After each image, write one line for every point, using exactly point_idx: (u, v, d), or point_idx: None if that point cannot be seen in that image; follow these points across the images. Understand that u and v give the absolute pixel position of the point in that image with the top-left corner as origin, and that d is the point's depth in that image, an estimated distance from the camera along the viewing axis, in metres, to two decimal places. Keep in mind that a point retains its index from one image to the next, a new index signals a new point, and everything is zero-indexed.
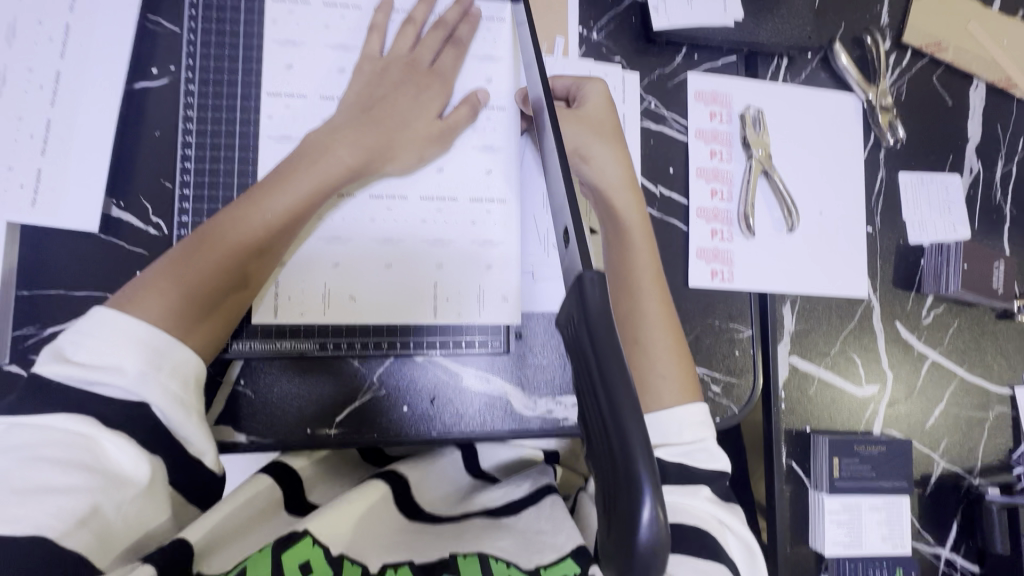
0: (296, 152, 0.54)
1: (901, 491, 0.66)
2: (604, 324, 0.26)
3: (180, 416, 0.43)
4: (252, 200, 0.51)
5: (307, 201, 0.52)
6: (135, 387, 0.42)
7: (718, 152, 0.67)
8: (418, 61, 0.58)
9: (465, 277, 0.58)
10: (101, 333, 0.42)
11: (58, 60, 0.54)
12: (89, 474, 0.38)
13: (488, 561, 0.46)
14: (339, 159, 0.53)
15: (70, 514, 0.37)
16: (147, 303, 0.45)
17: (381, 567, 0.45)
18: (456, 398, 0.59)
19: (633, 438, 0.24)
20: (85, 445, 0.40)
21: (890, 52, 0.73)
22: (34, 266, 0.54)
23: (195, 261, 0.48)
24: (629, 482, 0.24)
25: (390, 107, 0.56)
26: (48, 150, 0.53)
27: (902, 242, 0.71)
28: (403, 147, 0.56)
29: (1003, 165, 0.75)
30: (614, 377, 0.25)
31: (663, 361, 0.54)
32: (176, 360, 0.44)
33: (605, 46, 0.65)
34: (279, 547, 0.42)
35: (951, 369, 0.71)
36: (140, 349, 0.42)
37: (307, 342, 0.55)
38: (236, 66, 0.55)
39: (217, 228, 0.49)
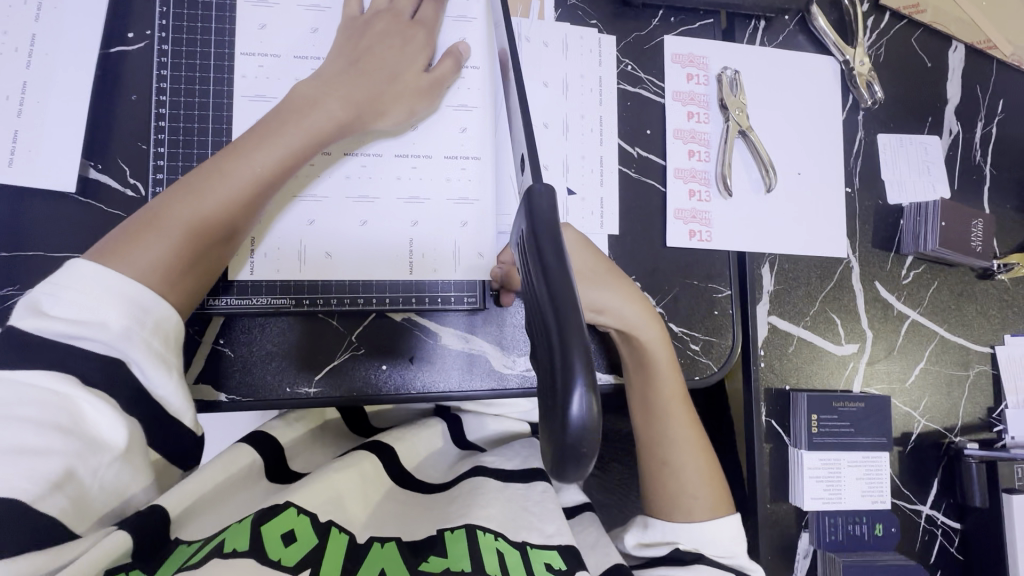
0: (282, 104, 0.52)
1: (880, 447, 0.67)
2: (551, 235, 0.30)
3: (161, 373, 0.42)
4: (237, 152, 0.49)
5: (294, 158, 0.51)
6: (117, 343, 0.40)
7: (696, 114, 0.67)
8: (400, 12, 0.58)
9: (441, 234, 0.58)
10: (78, 285, 0.40)
11: (33, 23, 0.55)
12: (65, 436, 0.37)
13: (475, 533, 0.47)
14: (328, 112, 0.52)
15: (43, 477, 0.36)
16: (133, 257, 0.43)
17: (368, 539, 0.47)
18: (435, 358, 0.60)
19: (571, 337, 0.26)
20: (61, 405, 0.38)
21: (868, 14, 0.73)
22: (13, 227, 0.54)
23: (182, 215, 0.46)
24: (564, 376, 0.26)
25: (380, 60, 0.56)
26: (24, 112, 0.54)
27: (881, 202, 0.71)
28: (391, 101, 0.56)
29: (983, 126, 0.75)
30: (559, 284, 0.27)
31: (694, 477, 0.56)
32: (159, 317, 0.42)
33: (581, 9, 0.65)
34: (260, 519, 0.43)
35: (932, 329, 0.71)
36: (121, 301, 0.41)
37: (283, 298, 0.56)
38: (209, 25, 0.56)
39: (202, 179, 0.48)
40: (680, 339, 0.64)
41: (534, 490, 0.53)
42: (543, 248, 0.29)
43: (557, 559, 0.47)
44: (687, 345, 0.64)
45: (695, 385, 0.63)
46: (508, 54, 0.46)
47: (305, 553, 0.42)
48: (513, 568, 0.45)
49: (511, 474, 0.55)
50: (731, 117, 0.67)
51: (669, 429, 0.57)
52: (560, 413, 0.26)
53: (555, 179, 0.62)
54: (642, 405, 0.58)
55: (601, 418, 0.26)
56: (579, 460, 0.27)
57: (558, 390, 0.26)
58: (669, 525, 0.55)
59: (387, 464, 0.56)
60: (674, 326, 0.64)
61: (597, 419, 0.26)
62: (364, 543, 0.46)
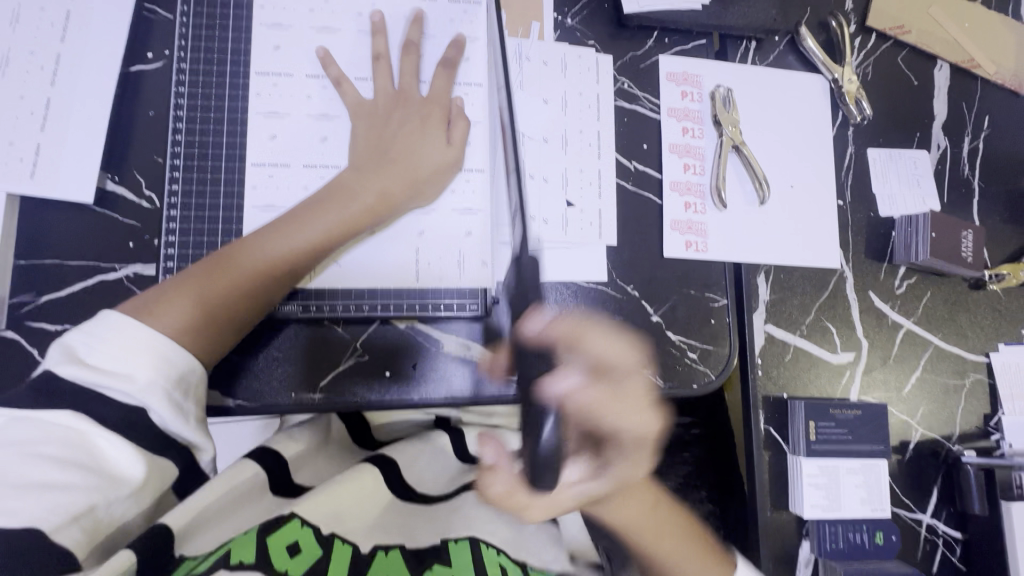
0: (328, 189, 0.57)
1: (878, 454, 0.67)
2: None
3: (178, 421, 0.44)
4: (279, 230, 0.54)
5: (326, 241, 0.55)
6: (137, 394, 0.42)
7: (690, 129, 0.70)
8: (414, 95, 0.61)
9: (443, 245, 0.60)
10: (116, 338, 0.43)
11: (59, 44, 0.57)
12: (88, 472, 0.39)
13: (478, 546, 0.50)
14: (361, 200, 0.57)
15: (66, 510, 0.38)
16: (164, 314, 0.46)
17: (370, 548, 0.48)
18: (436, 366, 0.61)
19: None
20: (81, 443, 0.40)
21: (855, 36, 0.76)
22: (32, 237, 0.56)
23: (215, 280, 0.50)
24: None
25: (406, 146, 0.59)
26: (47, 126, 0.56)
27: (872, 214, 0.73)
28: (426, 185, 0.60)
29: (970, 141, 0.78)
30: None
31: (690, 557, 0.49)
32: (182, 370, 0.45)
33: (579, 31, 0.68)
34: (264, 532, 0.45)
35: (926, 337, 0.72)
36: (149, 360, 0.43)
37: (291, 305, 0.57)
38: (226, 46, 0.59)
39: (241, 249, 0.52)
40: (678, 348, 0.65)
41: None
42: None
43: None
44: (685, 353, 0.65)
45: (694, 392, 0.64)
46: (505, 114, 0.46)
47: (311, 563, 0.45)
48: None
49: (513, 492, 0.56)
50: (725, 133, 0.69)
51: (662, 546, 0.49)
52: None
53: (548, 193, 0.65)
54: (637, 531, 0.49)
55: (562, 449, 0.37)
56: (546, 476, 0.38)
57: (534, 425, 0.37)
58: None
59: (389, 476, 0.56)
60: (673, 335, 0.65)
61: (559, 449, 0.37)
62: (367, 553, 0.48)
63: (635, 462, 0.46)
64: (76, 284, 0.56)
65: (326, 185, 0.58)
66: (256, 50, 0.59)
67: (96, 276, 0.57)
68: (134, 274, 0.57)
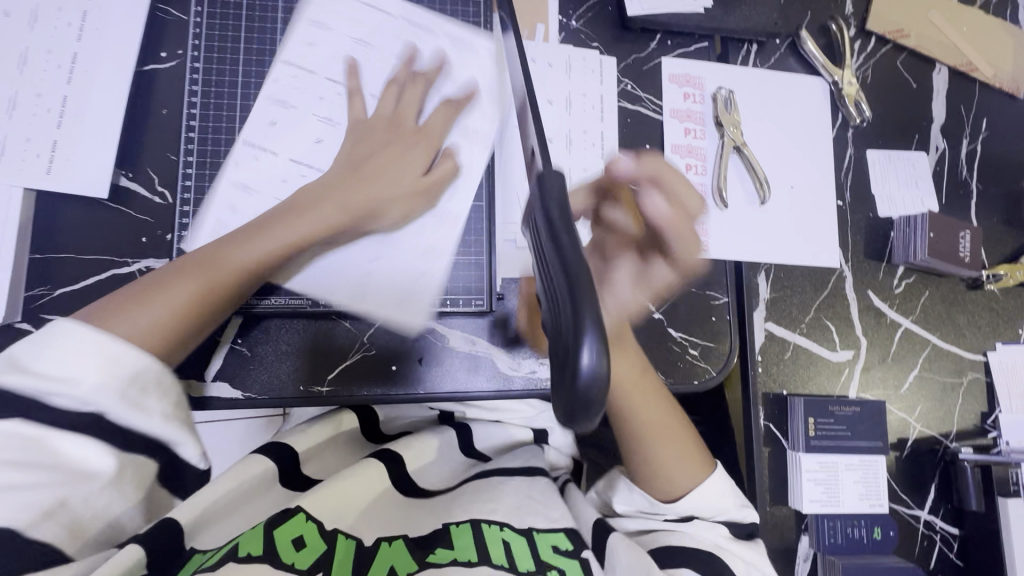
0: (293, 200, 0.56)
1: (875, 451, 0.68)
2: (557, 203, 0.31)
3: (138, 415, 0.43)
4: (238, 238, 0.53)
5: (286, 248, 0.54)
6: (89, 397, 0.41)
7: (692, 130, 0.71)
8: (403, 120, 0.61)
9: (443, 246, 0.60)
10: (60, 345, 0.42)
11: (75, 42, 0.59)
12: (54, 471, 0.40)
13: (479, 527, 0.50)
14: (324, 214, 0.56)
15: (36, 507, 0.39)
16: (113, 325, 0.46)
17: (375, 540, 0.50)
18: (442, 360, 0.62)
19: (583, 288, 0.27)
20: (43, 446, 0.40)
21: (855, 39, 0.77)
22: (48, 232, 0.58)
23: (166, 289, 0.49)
24: (576, 330, 0.27)
25: (380, 166, 0.59)
26: (63, 123, 0.57)
27: (871, 215, 0.74)
28: (394, 204, 0.58)
29: (968, 143, 0.79)
30: (562, 232, 0.30)
31: (678, 460, 0.56)
32: (132, 370, 0.43)
33: (583, 33, 0.70)
34: (272, 524, 0.46)
35: (924, 336, 0.73)
36: (96, 363, 0.42)
37: (301, 300, 0.58)
38: (239, 47, 0.61)
39: (201, 257, 0.51)
40: (679, 345, 0.66)
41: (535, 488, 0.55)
42: (562, 237, 0.29)
43: (564, 540, 0.50)
44: (686, 350, 0.66)
45: (695, 389, 0.64)
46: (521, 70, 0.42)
47: (316, 557, 0.46)
48: (518, 557, 0.48)
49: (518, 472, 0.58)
50: (726, 134, 0.70)
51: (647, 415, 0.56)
52: (570, 364, 0.27)
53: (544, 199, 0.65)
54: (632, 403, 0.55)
55: (610, 374, 0.27)
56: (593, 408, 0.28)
57: (570, 346, 0.27)
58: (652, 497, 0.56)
59: (394, 472, 0.57)
60: (674, 332, 0.66)
61: (606, 376, 0.27)
62: (371, 544, 0.49)
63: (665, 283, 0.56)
64: (90, 277, 0.58)
65: (292, 197, 0.57)
66: (268, 52, 0.61)
67: (109, 270, 0.58)
68: (147, 268, 0.59)
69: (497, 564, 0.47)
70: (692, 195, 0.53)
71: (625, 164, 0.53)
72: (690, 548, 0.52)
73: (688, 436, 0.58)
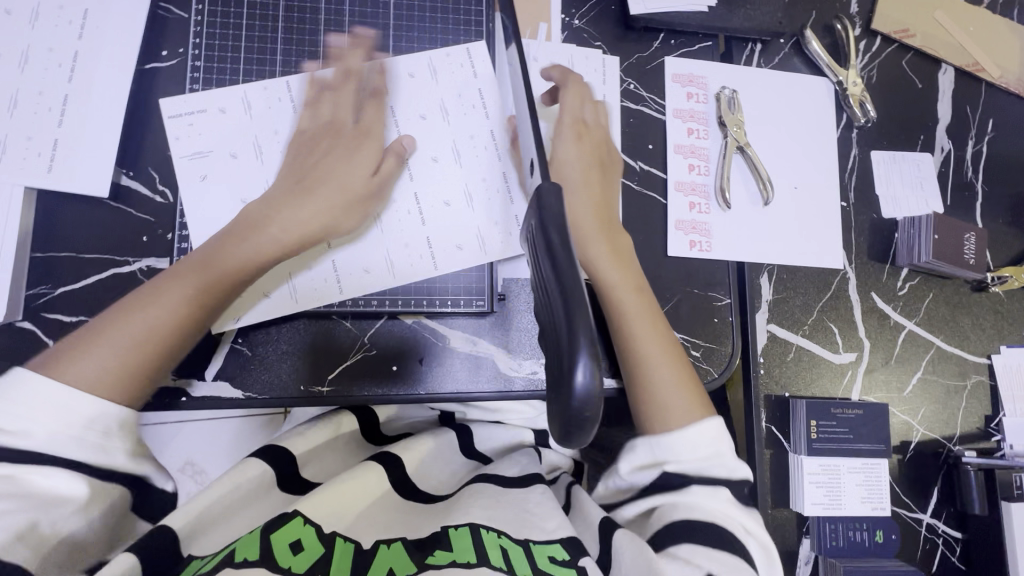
0: (242, 217, 0.55)
1: (879, 455, 0.68)
2: (552, 212, 0.31)
3: (104, 459, 0.44)
4: (184, 269, 0.51)
5: (246, 266, 0.53)
6: (44, 444, 0.42)
7: (695, 130, 0.70)
8: (342, 122, 0.60)
9: (442, 248, 0.60)
10: (19, 397, 0.42)
11: (76, 41, 0.59)
12: (22, 500, 0.40)
13: (478, 531, 0.48)
14: (279, 230, 0.55)
15: (8, 532, 0.39)
16: (76, 367, 0.45)
17: (374, 543, 0.49)
18: (443, 359, 0.62)
19: (575, 295, 0.27)
20: (8, 479, 0.40)
21: (860, 39, 0.77)
22: (49, 230, 0.58)
23: (124, 324, 0.48)
24: (570, 340, 0.26)
25: (324, 170, 0.58)
26: (64, 121, 0.57)
27: (875, 216, 0.74)
28: (348, 212, 0.57)
29: (974, 144, 0.78)
30: (557, 241, 0.29)
31: (664, 368, 0.56)
32: (95, 418, 0.44)
33: (586, 32, 0.69)
34: (268, 530, 0.45)
35: (928, 338, 0.73)
36: (49, 414, 0.43)
37: (302, 300, 0.59)
38: (240, 46, 0.61)
39: (144, 293, 0.50)
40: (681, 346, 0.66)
41: (534, 495, 0.55)
42: (558, 253, 0.29)
43: (561, 551, 0.47)
44: (689, 352, 0.65)
45: None
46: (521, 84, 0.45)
47: (314, 561, 0.45)
48: (518, 560, 0.46)
49: (515, 480, 0.57)
50: (729, 135, 0.69)
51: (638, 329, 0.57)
52: (565, 374, 0.26)
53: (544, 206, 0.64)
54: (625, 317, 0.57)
55: (604, 393, 0.26)
56: (586, 428, 0.27)
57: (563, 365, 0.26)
58: (653, 444, 0.54)
59: (392, 475, 0.57)
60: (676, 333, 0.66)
61: (600, 396, 0.26)
62: (370, 548, 0.48)
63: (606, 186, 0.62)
64: (93, 276, 0.58)
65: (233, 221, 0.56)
66: (269, 51, 0.61)
67: (110, 269, 0.58)
68: (147, 267, 0.59)
69: (496, 566, 0.45)
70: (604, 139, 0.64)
71: (569, 103, 0.63)
72: (695, 520, 0.50)
73: (686, 367, 0.58)
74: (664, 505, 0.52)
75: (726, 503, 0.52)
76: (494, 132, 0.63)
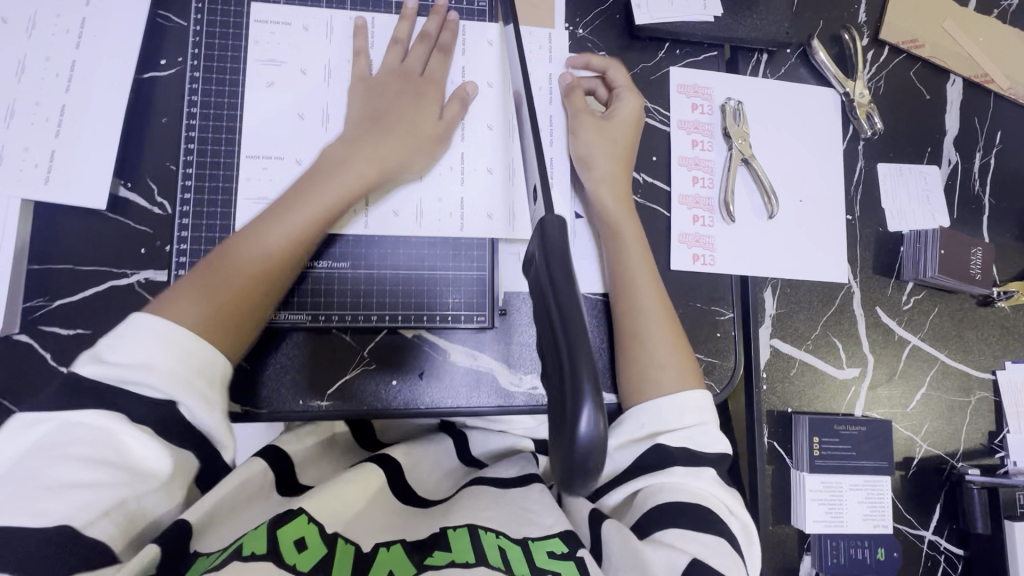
0: (318, 163, 0.57)
1: (881, 471, 0.67)
2: (557, 248, 0.30)
3: (204, 410, 0.44)
4: (276, 215, 0.53)
5: (331, 210, 0.54)
6: (159, 386, 0.43)
7: (700, 142, 0.70)
8: (410, 70, 0.61)
9: (473, 216, 0.62)
10: (135, 336, 0.44)
11: (73, 50, 0.58)
12: (113, 469, 0.41)
13: (477, 531, 0.48)
14: (356, 171, 0.56)
15: (97, 506, 0.39)
16: (180, 312, 0.47)
17: (373, 546, 0.47)
18: (442, 375, 0.62)
19: (577, 336, 0.27)
20: (108, 444, 0.41)
21: (868, 49, 0.76)
22: (46, 242, 0.57)
23: (218, 276, 0.49)
24: (573, 385, 0.26)
25: (397, 116, 0.59)
26: (62, 132, 0.56)
27: (881, 229, 0.73)
28: (418, 157, 0.59)
29: (982, 156, 0.77)
30: (561, 278, 0.29)
31: (663, 348, 0.58)
32: (201, 360, 0.45)
33: (590, 41, 0.68)
34: (274, 524, 0.44)
35: (933, 354, 0.72)
36: (170, 352, 0.44)
37: (301, 314, 0.59)
38: (239, 55, 0.60)
39: (239, 239, 0.52)
40: None
41: (533, 492, 0.54)
42: (561, 289, 0.28)
43: (560, 545, 0.47)
44: None
45: None
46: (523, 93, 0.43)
47: (317, 561, 0.44)
48: (514, 561, 0.46)
49: (515, 481, 0.57)
50: (734, 146, 0.69)
51: (642, 297, 0.59)
52: (567, 419, 0.26)
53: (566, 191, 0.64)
54: (629, 295, 0.60)
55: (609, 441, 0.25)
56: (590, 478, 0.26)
57: (566, 411, 0.26)
58: (651, 417, 0.55)
59: (393, 477, 0.56)
60: None
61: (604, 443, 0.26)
62: (371, 550, 0.47)
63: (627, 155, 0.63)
64: (91, 289, 0.57)
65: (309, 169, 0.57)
66: (268, 62, 0.60)
67: (108, 282, 0.58)
68: (145, 280, 0.58)
69: (492, 566, 0.45)
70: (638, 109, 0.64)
71: (626, 104, 0.64)
72: (679, 504, 0.50)
73: (690, 352, 0.59)
74: (649, 485, 0.52)
75: (711, 483, 0.52)
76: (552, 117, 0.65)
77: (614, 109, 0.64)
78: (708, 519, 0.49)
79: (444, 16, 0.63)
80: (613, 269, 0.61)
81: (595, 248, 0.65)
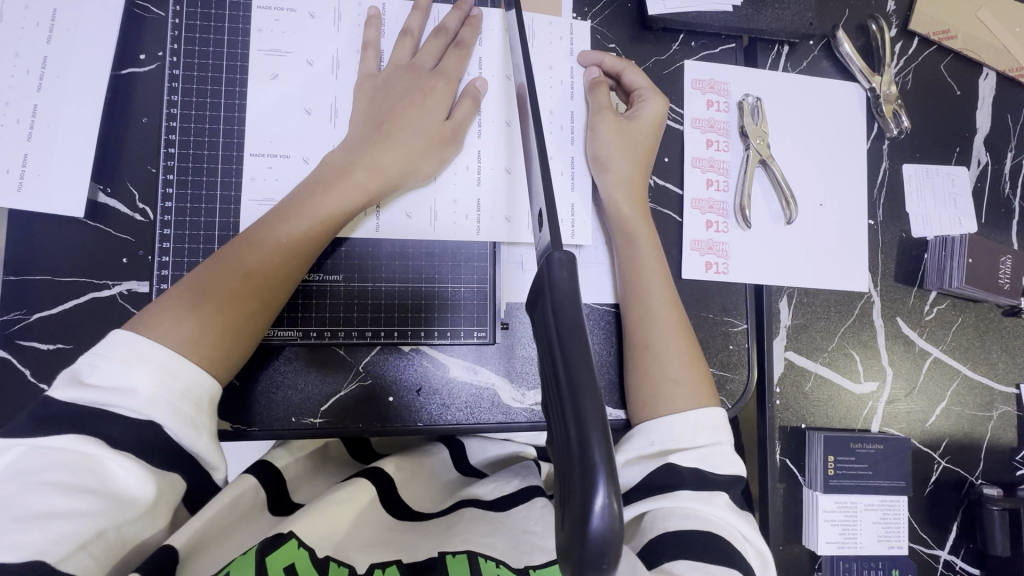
0: (317, 173, 0.53)
1: (898, 490, 0.65)
2: (569, 305, 0.27)
3: (191, 435, 0.41)
4: (271, 228, 0.50)
5: (328, 226, 0.52)
6: (143, 409, 0.39)
7: (715, 142, 0.65)
8: (421, 65, 0.57)
9: (485, 221, 0.58)
10: (117, 353, 0.40)
11: (45, 44, 0.54)
12: (94, 496, 0.36)
13: (477, 560, 0.43)
14: (356, 182, 0.53)
15: (72, 538, 0.35)
16: (164, 331, 0.43)
17: (368, 567, 0.42)
18: (443, 389, 0.59)
19: (588, 412, 0.24)
20: (88, 467, 0.37)
21: (896, 40, 0.71)
22: (22, 252, 0.54)
23: (207, 292, 0.46)
24: (584, 468, 0.23)
25: (403, 120, 0.55)
26: (34, 134, 0.53)
27: (904, 234, 0.69)
28: (423, 163, 0.55)
29: (1013, 157, 0.73)
30: (572, 341, 0.26)
31: (675, 362, 0.54)
32: (190, 382, 0.41)
33: (600, 34, 0.64)
34: (263, 550, 0.39)
35: (955, 367, 0.69)
36: (153, 373, 0.40)
37: (291, 330, 0.56)
38: (222, 49, 0.56)
39: (233, 254, 0.48)
40: None
41: (534, 508, 0.50)
42: (570, 336, 0.26)
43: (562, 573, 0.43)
44: None
45: None
46: (527, 93, 0.38)
47: None
48: None
49: (517, 495, 0.53)
50: (751, 146, 0.64)
51: (656, 309, 0.56)
52: (577, 509, 0.23)
53: (586, 193, 0.61)
54: (646, 307, 0.56)
55: (624, 522, 0.23)
56: (603, 566, 0.23)
57: (576, 486, 0.23)
58: (660, 433, 0.51)
59: (387, 493, 0.52)
60: None
61: (619, 523, 0.23)
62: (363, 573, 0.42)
63: (644, 159, 0.59)
64: (71, 302, 0.55)
65: (307, 178, 0.54)
66: (254, 57, 0.56)
67: (88, 294, 0.55)
68: (127, 291, 0.55)
69: None
70: (660, 111, 0.60)
71: (651, 103, 0.60)
72: (692, 529, 0.45)
73: (705, 369, 0.55)
74: (654, 510, 0.48)
75: (723, 509, 0.47)
76: (574, 113, 0.61)
77: (636, 108, 0.60)
78: (724, 549, 0.44)
79: (467, 11, 0.59)
80: (625, 277, 0.58)
81: (608, 255, 0.62)
